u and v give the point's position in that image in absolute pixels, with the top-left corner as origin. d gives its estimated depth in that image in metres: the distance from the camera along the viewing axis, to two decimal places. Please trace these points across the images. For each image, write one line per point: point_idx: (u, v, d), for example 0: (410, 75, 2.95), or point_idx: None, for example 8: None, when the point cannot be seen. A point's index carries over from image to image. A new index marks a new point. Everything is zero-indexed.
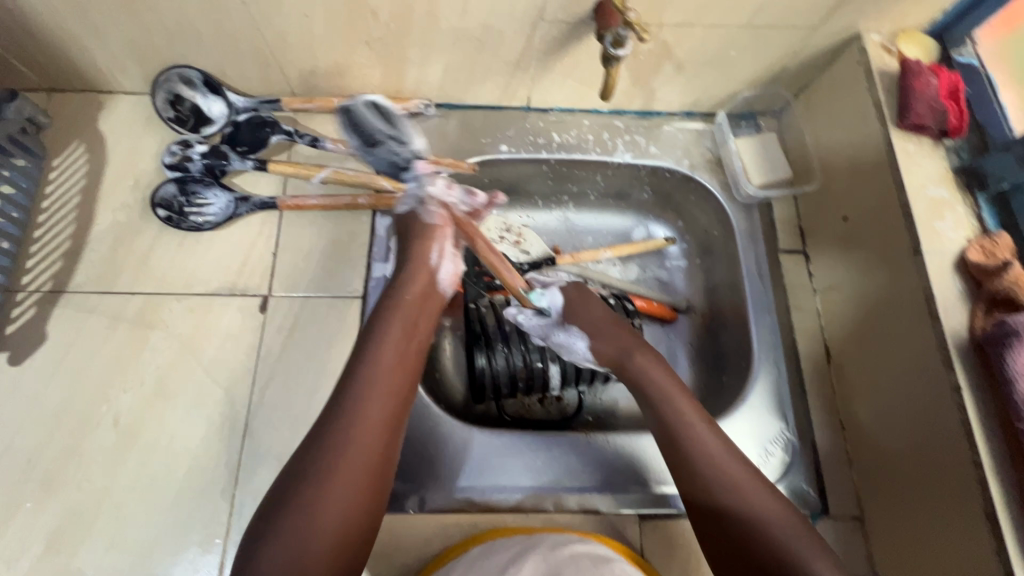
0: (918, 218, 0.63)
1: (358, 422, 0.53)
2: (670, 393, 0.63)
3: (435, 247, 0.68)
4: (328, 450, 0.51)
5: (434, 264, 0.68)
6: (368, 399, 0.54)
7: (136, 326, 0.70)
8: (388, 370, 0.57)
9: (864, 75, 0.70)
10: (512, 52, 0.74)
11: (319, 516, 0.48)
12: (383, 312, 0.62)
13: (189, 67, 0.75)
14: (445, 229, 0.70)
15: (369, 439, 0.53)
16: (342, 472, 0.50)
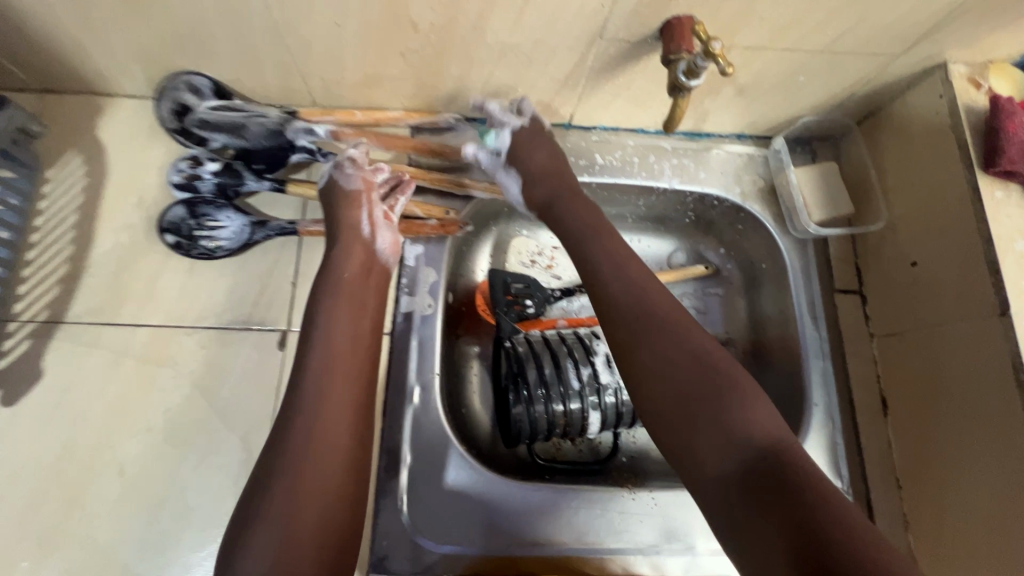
0: (1006, 277, 0.58)
1: (318, 419, 0.50)
2: (641, 284, 0.57)
3: (364, 215, 0.66)
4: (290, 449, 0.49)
5: (368, 235, 0.65)
6: (323, 388, 0.52)
7: (142, 364, 0.64)
8: (342, 361, 0.54)
9: (947, 110, 0.64)
10: (563, 69, 0.67)
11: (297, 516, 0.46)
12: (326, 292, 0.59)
13: (199, 75, 0.67)
14: (370, 193, 0.67)
15: (332, 432, 0.50)
16: (309, 464, 0.48)
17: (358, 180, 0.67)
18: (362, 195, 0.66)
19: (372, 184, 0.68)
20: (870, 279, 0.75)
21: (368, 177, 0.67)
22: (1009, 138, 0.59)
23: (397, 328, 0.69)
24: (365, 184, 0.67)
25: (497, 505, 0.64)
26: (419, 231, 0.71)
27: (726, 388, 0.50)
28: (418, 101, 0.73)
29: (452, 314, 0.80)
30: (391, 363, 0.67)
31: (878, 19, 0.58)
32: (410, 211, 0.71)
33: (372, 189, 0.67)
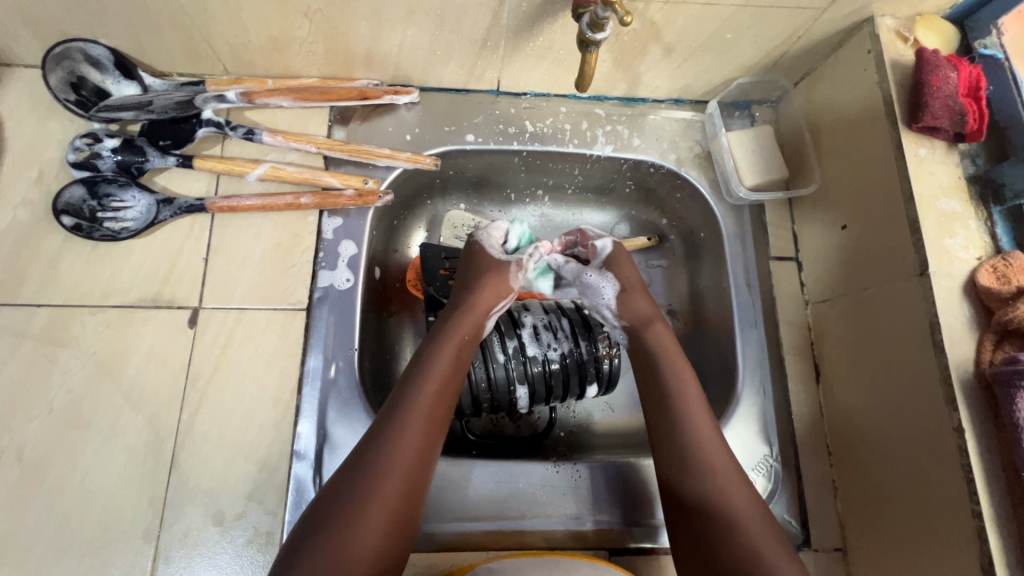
0: (927, 235, 0.56)
1: (399, 455, 0.50)
2: (685, 384, 0.60)
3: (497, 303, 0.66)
4: (370, 476, 0.48)
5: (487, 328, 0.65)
6: (413, 424, 0.52)
7: (43, 345, 0.61)
8: (430, 405, 0.54)
9: (874, 67, 0.62)
10: (477, 28, 0.63)
11: (353, 552, 0.45)
12: (434, 341, 0.60)
13: (93, 42, 0.64)
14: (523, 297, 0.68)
15: (407, 470, 0.50)
16: (378, 497, 0.48)
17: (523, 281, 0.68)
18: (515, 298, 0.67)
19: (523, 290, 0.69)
20: (806, 246, 0.73)
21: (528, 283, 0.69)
22: (931, 91, 0.58)
23: (313, 302, 0.66)
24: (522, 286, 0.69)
25: None
26: (337, 203, 0.68)
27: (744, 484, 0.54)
28: (334, 67, 0.70)
29: (383, 291, 0.77)
30: (306, 340, 0.65)
31: None
32: (324, 182, 0.69)
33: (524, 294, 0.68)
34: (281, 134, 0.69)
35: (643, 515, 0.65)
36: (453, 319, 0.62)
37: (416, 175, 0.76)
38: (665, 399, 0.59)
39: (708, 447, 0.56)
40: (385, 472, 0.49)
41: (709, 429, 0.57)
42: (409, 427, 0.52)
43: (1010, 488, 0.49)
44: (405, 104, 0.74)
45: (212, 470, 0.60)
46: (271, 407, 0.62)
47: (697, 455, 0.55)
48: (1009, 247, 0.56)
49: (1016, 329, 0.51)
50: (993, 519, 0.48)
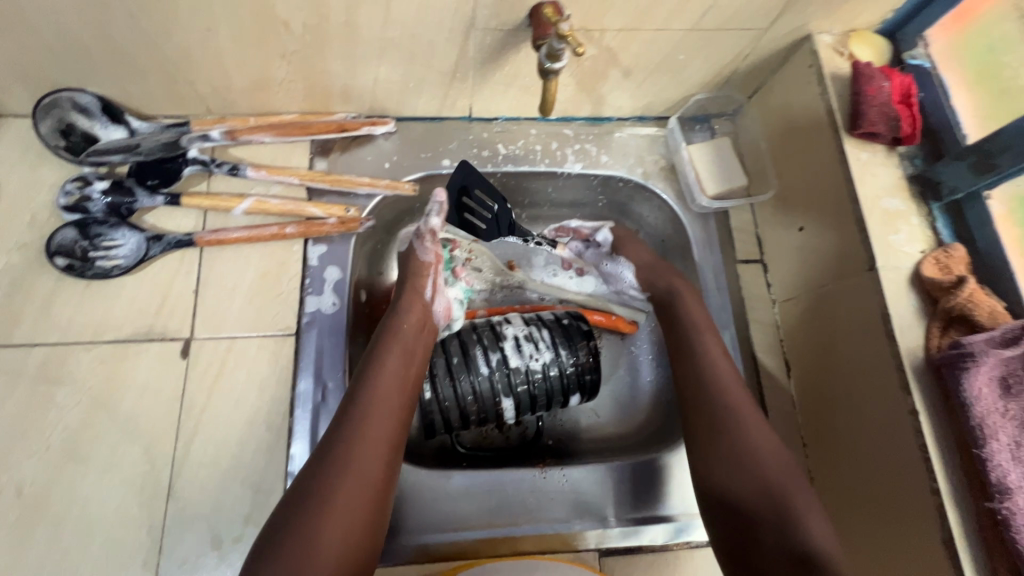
0: (873, 233, 0.60)
1: (359, 455, 0.53)
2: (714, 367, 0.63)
3: (428, 281, 0.72)
4: (327, 476, 0.51)
5: (428, 299, 0.70)
6: (371, 423, 0.55)
7: (39, 383, 0.63)
8: (391, 387, 0.59)
9: (817, 79, 0.67)
10: (446, 61, 0.68)
11: (314, 556, 0.47)
12: (385, 333, 0.63)
13: (81, 91, 0.67)
14: (438, 265, 0.73)
15: (370, 471, 0.53)
16: (340, 498, 0.50)
17: (430, 253, 0.73)
18: (430, 266, 0.73)
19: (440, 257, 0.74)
20: (769, 248, 0.77)
21: (439, 251, 0.74)
22: (867, 100, 0.63)
23: (302, 327, 0.69)
24: (435, 257, 0.73)
25: (407, 494, 0.65)
26: (321, 231, 0.71)
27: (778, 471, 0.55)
28: (313, 102, 0.74)
29: (370, 313, 0.80)
30: (297, 364, 0.67)
31: None
32: (308, 213, 0.72)
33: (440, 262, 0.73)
34: (264, 169, 0.72)
35: (629, 514, 0.67)
36: (396, 318, 0.66)
37: (397, 201, 0.79)
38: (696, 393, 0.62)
39: (766, 452, 0.56)
40: (349, 452, 0.53)
41: (768, 440, 0.57)
42: (369, 425, 0.55)
43: (963, 464, 0.52)
44: (382, 134, 0.78)
45: (209, 495, 0.62)
46: (265, 430, 0.65)
47: (758, 461, 0.56)
48: (950, 240, 0.60)
49: (959, 316, 0.55)
50: (950, 494, 0.52)
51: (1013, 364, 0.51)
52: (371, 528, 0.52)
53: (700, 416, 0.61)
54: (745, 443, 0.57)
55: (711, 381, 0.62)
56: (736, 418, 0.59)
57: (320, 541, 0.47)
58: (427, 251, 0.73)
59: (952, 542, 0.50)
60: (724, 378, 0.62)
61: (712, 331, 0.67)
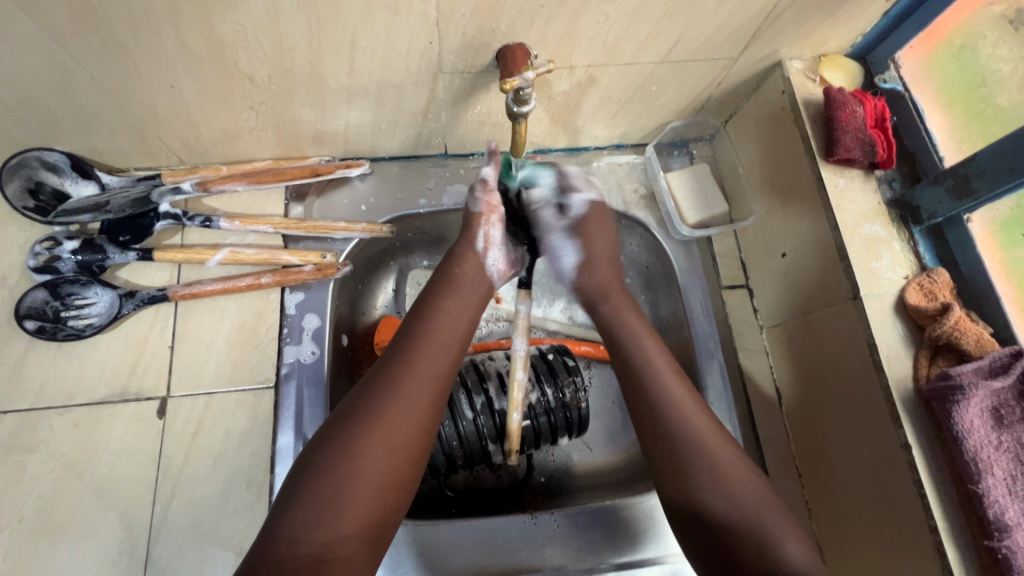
0: (854, 261, 0.60)
1: (409, 387, 0.52)
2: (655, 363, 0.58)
3: (481, 232, 0.65)
4: (373, 402, 0.50)
5: (481, 253, 0.65)
6: (424, 357, 0.54)
7: (10, 452, 0.61)
8: (445, 326, 0.58)
9: (791, 106, 0.67)
10: (417, 102, 0.67)
11: (354, 483, 0.47)
12: (443, 278, 0.62)
13: (50, 149, 0.65)
14: (491, 216, 0.65)
15: (419, 404, 0.51)
16: (386, 424, 0.49)
17: (482, 203, 0.65)
18: (482, 218, 0.65)
19: (493, 209, 0.66)
20: (754, 273, 0.76)
21: (493, 201, 0.66)
22: (842, 126, 0.62)
23: (281, 378, 0.67)
24: (487, 209, 0.66)
25: (393, 552, 0.63)
26: (297, 279, 0.70)
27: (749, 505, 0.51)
28: (285, 149, 0.73)
29: (354, 356, 0.78)
30: (277, 417, 0.66)
31: (702, 29, 0.59)
32: (283, 261, 0.71)
33: (494, 212, 0.65)
34: (238, 219, 0.71)
35: (622, 558, 0.65)
36: (454, 262, 0.63)
37: (376, 241, 0.79)
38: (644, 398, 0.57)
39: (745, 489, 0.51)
40: (400, 378, 0.52)
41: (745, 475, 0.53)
42: (421, 358, 0.54)
43: (959, 497, 0.51)
44: (357, 175, 0.77)
45: (189, 560, 0.60)
46: (246, 487, 0.63)
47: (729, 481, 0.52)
48: (933, 264, 0.60)
49: (946, 344, 0.54)
50: (948, 530, 0.50)
51: (1003, 395, 0.50)
52: (415, 460, 0.50)
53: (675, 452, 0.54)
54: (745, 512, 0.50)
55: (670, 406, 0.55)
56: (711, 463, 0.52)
57: (361, 465, 0.47)
58: (476, 202, 0.66)
59: None
60: (691, 421, 0.54)
61: (679, 383, 0.57)
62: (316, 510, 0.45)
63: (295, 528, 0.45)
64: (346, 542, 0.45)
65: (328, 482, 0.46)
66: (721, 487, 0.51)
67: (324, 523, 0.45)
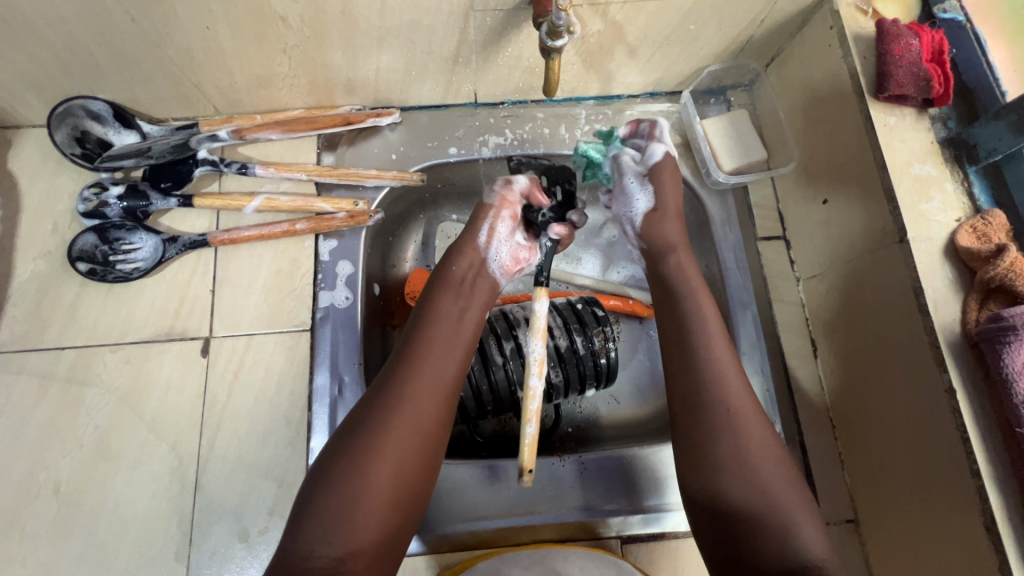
0: (903, 203, 0.57)
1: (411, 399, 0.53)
2: (705, 317, 0.59)
3: (483, 226, 0.69)
4: (379, 420, 0.51)
5: (482, 246, 0.68)
6: (427, 368, 0.55)
7: (69, 385, 0.65)
8: (444, 335, 0.59)
9: (838, 41, 0.63)
10: (448, 45, 0.66)
11: (365, 497, 0.48)
12: (439, 283, 0.63)
13: (93, 98, 0.68)
14: (501, 210, 0.70)
15: (425, 416, 0.53)
16: (394, 438, 0.50)
17: (497, 197, 0.70)
18: (492, 210, 0.70)
19: (508, 205, 0.70)
20: (792, 224, 0.74)
21: (509, 198, 0.70)
22: (894, 60, 0.59)
23: (317, 321, 0.69)
24: (501, 203, 0.70)
25: None
26: (331, 226, 0.71)
27: (766, 478, 0.51)
28: (318, 96, 0.73)
29: (385, 306, 0.80)
30: (314, 358, 0.68)
31: None
32: (317, 208, 0.72)
33: (505, 208, 0.70)
34: (272, 166, 0.72)
35: (650, 501, 0.66)
36: (451, 260, 0.66)
37: (407, 191, 0.79)
38: (685, 345, 0.58)
39: (766, 471, 0.52)
40: (404, 393, 0.53)
41: (753, 414, 0.54)
42: (424, 369, 0.55)
43: (1004, 443, 0.49)
44: (388, 124, 0.77)
45: (236, 490, 0.63)
46: (287, 424, 0.65)
47: (756, 467, 0.52)
48: (988, 205, 0.56)
49: (1000, 287, 0.51)
50: (991, 475, 0.49)
51: None
52: (424, 471, 0.52)
53: (695, 416, 0.54)
54: (740, 444, 0.52)
55: (709, 377, 0.55)
56: (732, 433, 0.53)
57: (372, 480, 0.48)
58: (495, 195, 0.70)
59: (994, 527, 0.48)
60: (726, 390, 0.55)
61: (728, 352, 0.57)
62: (332, 523, 0.46)
63: (313, 543, 0.46)
64: (359, 555, 0.46)
65: (339, 496, 0.47)
66: (749, 477, 0.51)
67: (339, 536, 0.46)
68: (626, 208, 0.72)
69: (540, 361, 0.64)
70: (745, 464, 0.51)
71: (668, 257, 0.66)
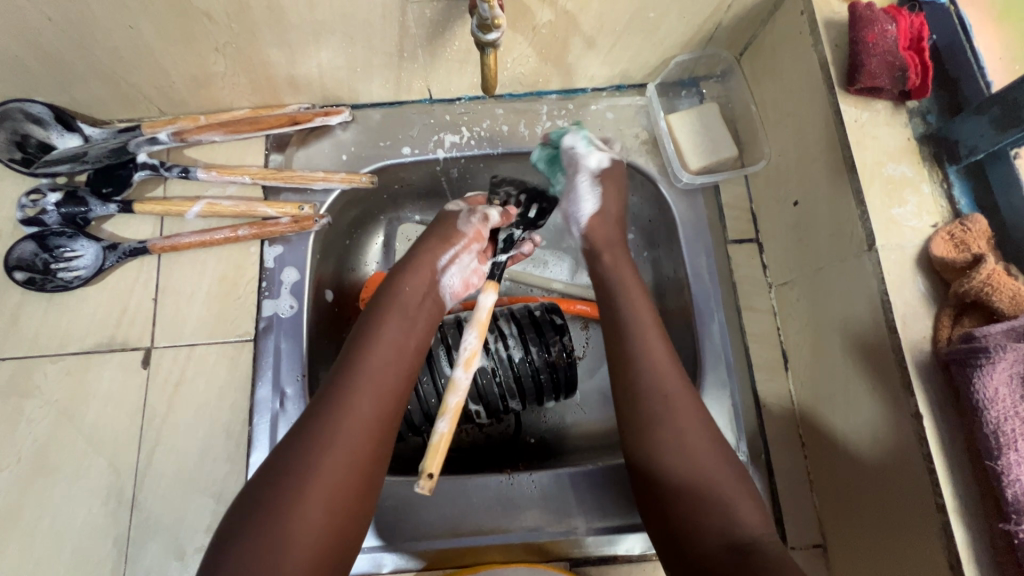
0: (873, 206, 0.52)
1: (341, 430, 0.49)
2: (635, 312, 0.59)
3: (449, 252, 0.66)
4: (314, 427, 0.49)
5: (441, 268, 0.66)
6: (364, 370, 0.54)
7: (7, 397, 0.64)
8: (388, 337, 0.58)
9: (809, 28, 0.58)
10: (389, 39, 0.62)
11: (297, 503, 0.45)
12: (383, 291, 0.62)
13: (31, 101, 0.65)
14: (472, 241, 0.68)
15: (362, 411, 0.51)
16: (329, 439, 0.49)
17: (472, 227, 0.69)
18: (465, 239, 0.68)
19: (478, 236, 0.69)
20: (765, 227, 0.69)
21: (482, 231, 0.69)
22: (867, 49, 0.53)
23: (260, 331, 0.67)
24: (474, 235, 0.69)
25: None
26: (275, 232, 0.68)
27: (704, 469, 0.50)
28: (262, 95, 0.70)
29: (341, 312, 0.77)
30: (257, 370, 0.65)
31: None
32: (260, 213, 0.69)
33: (476, 241, 0.68)
34: (214, 170, 0.69)
35: (603, 523, 0.62)
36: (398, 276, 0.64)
37: (359, 194, 0.75)
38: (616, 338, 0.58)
39: (706, 462, 0.50)
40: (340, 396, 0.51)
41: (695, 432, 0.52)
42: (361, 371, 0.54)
43: (974, 476, 0.45)
44: (338, 124, 0.74)
45: (173, 506, 0.61)
46: (227, 438, 0.63)
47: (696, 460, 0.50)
48: (969, 209, 0.51)
49: (974, 302, 0.46)
50: (958, 511, 0.44)
51: None
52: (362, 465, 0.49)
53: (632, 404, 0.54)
54: (682, 448, 0.51)
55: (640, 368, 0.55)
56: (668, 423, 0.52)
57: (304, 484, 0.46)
58: (468, 223, 0.69)
59: (959, 568, 0.43)
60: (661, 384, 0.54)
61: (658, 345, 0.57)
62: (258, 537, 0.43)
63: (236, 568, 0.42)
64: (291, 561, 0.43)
65: (268, 506, 0.45)
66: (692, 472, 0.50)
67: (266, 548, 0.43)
68: (573, 207, 0.71)
69: (469, 353, 0.61)
70: (682, 456, 0.50)
71: (597, 258, 0.67)
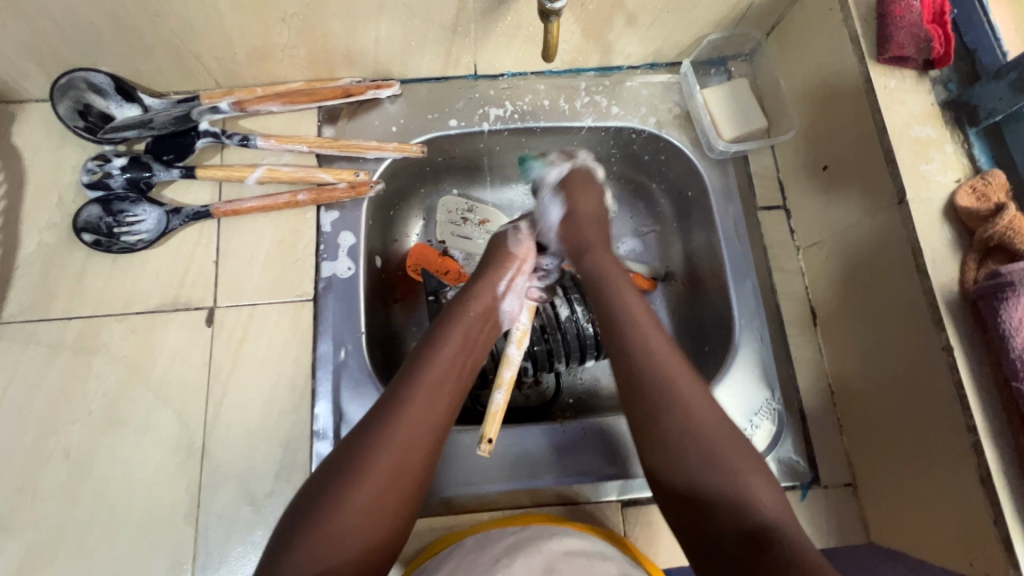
0: (902, 164, 0.57)
1: (392, 440, 0.51)
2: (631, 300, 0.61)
3: (504, 278, 0.67)
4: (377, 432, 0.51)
5: (501, 295, 0.66)
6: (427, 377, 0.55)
7: (77, 354, 0.66)
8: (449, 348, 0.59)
9: (839, 5, 0.63)
10: (446, 13, 0.66)
11: (353, 499, 0.48)
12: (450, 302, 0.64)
13: (95, 70, 0.68)
14: (523, 262, 0.69)
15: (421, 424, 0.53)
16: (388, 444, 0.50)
17: (518, 249, 0.69)
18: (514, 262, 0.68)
19: (525, 258, 0.69)
20: (792, 194, 0.74)
21: (526, 251, 0.70)
22: (895, 22, 0.58)
23: (320, 291, 0.70)
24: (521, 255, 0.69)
25: None
26: (331, 198, 0.72)
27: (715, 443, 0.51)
28: (317, 68, 0.74)
29: (387, 279, 0.81)
30: (318, 327, 0.68)
31: None
32: (318, 178, 0.72)
33: (525, 261, 0.69)
34: (273, 138, 0.73)
35: None
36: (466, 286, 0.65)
37: (407, 164, 0.79)
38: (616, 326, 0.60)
39: (714, 435, 0.52)
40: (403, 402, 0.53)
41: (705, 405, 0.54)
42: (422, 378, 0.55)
43: (1000, 399, 0.50)
44: (388, 97, 0.77)
45: (241, 454, 0.64)
46: (291, 391, 0.66)
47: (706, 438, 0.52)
48: (988, 166, 0.57)
49: (998, 245, 0.51)
50: (988, 430, 0.49)
51: None
52: (415, 472, 0.51)
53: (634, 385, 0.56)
54: (690, 422, 0.53)
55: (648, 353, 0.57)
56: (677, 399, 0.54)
57: (361, 482, 0.48)
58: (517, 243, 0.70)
59: (990, 480, 0.48)
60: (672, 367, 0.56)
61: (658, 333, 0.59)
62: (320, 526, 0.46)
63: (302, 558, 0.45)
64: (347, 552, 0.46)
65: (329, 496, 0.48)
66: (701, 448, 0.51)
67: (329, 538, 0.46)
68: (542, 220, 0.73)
69: (523, 332, 0.68)
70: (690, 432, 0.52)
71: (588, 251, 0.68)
